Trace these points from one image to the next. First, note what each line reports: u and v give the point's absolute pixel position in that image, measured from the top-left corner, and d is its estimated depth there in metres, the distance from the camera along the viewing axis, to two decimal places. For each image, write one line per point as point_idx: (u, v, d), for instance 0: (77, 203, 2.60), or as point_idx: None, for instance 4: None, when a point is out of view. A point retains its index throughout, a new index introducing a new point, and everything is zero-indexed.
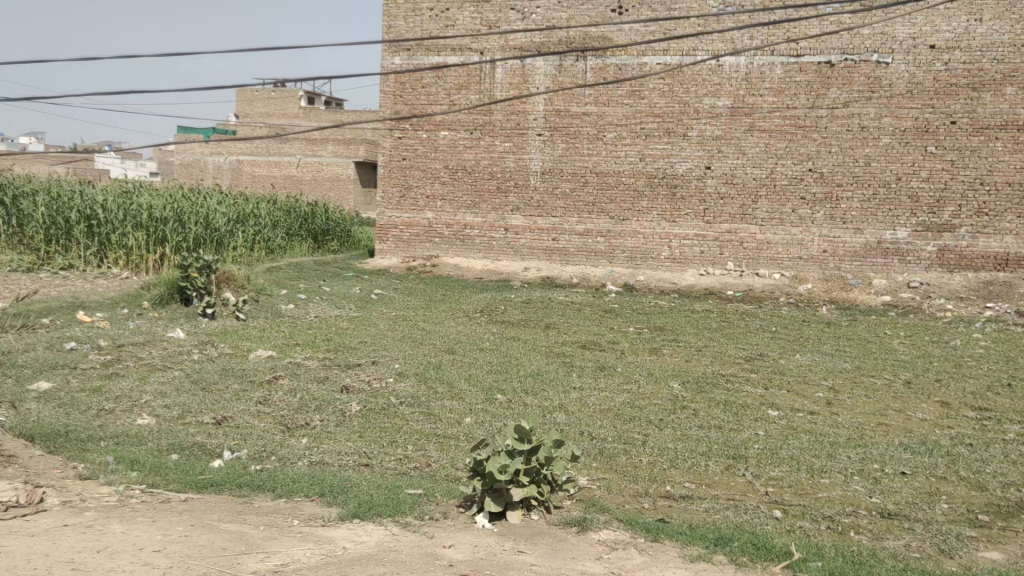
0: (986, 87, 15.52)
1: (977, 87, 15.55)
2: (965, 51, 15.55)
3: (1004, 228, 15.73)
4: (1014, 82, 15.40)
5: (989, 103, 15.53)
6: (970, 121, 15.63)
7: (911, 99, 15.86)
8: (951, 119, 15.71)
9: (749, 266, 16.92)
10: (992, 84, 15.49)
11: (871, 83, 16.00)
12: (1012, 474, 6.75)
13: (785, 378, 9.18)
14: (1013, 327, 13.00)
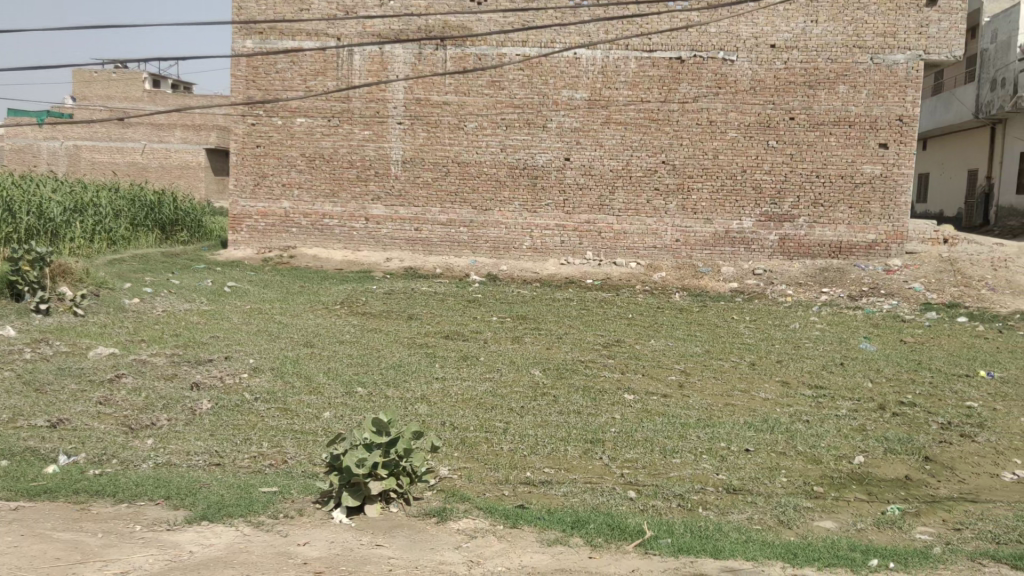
0: (821, 85, 16.54)
1: (812, 85, 16.56)
2: (802, 51, 16.54)
3: (838, 218, 16.83)
4: (846, 81, 16.48)
5: (824, 101, 16.57)
6: (807, 118, 16.63)
7: (755, 96, 16.72)
8: (790, 115, 16.67)
9: (607, 256, 17.41)
10: (826, 82, 16.53)
11: (718, 79, 16.77)
12: (844, 447, 7.26)
13: (641, 363, 9.51)
14: (845, 311, 13.96)
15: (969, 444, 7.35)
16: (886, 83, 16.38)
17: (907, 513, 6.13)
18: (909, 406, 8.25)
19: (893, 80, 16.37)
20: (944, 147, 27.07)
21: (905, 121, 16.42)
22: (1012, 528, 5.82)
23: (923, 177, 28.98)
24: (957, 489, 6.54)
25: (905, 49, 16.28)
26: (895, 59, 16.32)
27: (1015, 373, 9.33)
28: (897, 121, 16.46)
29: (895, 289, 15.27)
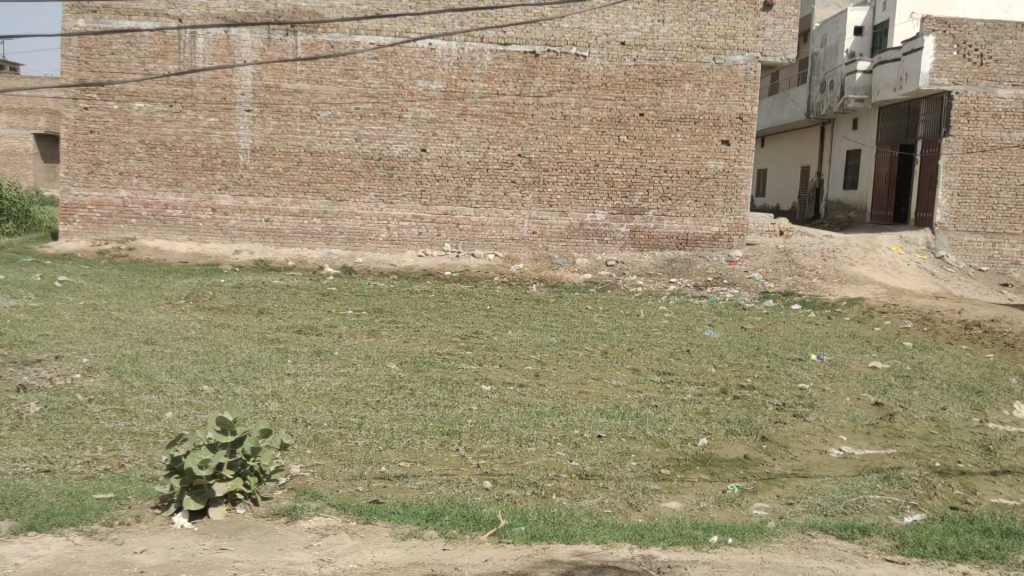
0: (668, 83, 17.20)
1: (660, 83, 17.19)
2: (650, 50, 17.14)
3: (684, 211, 17.55)
4: (691, 80, 17.20)
5: (671, 98, 17.23)
6: (656, 114, 17.25)
7: (606, 91, 17.18)
8: (640, 111, 17.25)
9: (464, 248, 17.45)
10: (673, 80, 17.20)
11: (571, 74, 17.12)
12: (689, 430, 7.59)
13: (498, 354, 9.59)
14: (691, 300, 14.58)
15: (801, 423, 7.86)
16: (728, 83, 17.23)
17: (745, 491, 6.48)
18: (748, 389, 8.73)
19: (734, 80, 17.24)
20: (779, 144, 28.76)
21: (745, 119, 17.32)
22: (837, 501, 6.28)
23: (761, 172, 30.70)
24: (790, 466, 6.98)
25: (744, 50, 17.17)
26: (735, 60, 17.19)
27: (841, 356, 10.06)
28: (738, 119, 17.34)
29: (737, 278, 16.11)
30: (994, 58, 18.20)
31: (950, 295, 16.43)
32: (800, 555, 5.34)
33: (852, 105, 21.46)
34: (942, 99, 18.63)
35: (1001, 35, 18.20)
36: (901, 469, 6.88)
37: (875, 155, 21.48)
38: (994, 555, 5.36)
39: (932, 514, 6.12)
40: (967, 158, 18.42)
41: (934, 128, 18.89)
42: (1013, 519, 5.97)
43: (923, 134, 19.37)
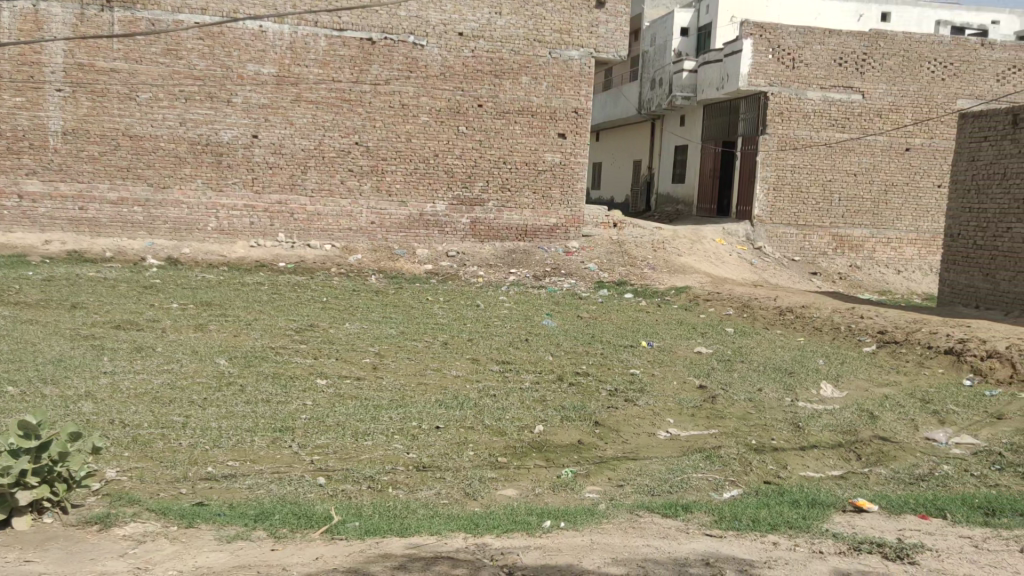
0: (505, 75, 17.39)
1: (498, 75, 17.36)
2: (488, 41, 17.27)
3: (523, 202, 17.83)
4: (528, 73, 17.47)
5: (509, 90, 17.44)
6: (494, 106, 17.41)
7: (444, 81, 17.18)
8: (478, 102, 17.35)
9: (300, 238, 16.97)
10: (511, 72, 17.41)
11: (408, 63, 17.01)
12: (526, 418, 7.73)
13: (334, 347, 9.39)
14: (530, 290, 14.85)
15: (632, 407, 8.17)
16: (563, 77, 17.63)
17: (579, 475, 6.67)
18: (583, 376, 9.00)
19: (570, 74, 17.66)
20: (613, 140, 29.75)
21: (580, 113, 17.78)
22: (663, 481, 6.58)
23: (596, 166, 31.67)
24: (621, 449, 7.25)
25: (578, 46, 17.62)
26: (570, 55, 17.60)
27: (669, 342, 10.54)
28: (573, 113, 17.77)
29: (574, 269, 16.58)
30: (804, 62, 19.65)
31: (766, 283, 17.64)
32: (627, 534, 5.55)
33: (680, 103, 22.45)
34: (759, 99, 19.88)
35: (810, 41, 19.67)
36: (722, 447, 7.30)
37: (701, 151, 22.65)
38: (801, 524, 5.77)
39: (748, 489, 6.53)
40: (782, 156, 19.80)
41: (753, 126, 20.11)
42: (817, 490, 6.47)
43: (743, 132, 20.58)
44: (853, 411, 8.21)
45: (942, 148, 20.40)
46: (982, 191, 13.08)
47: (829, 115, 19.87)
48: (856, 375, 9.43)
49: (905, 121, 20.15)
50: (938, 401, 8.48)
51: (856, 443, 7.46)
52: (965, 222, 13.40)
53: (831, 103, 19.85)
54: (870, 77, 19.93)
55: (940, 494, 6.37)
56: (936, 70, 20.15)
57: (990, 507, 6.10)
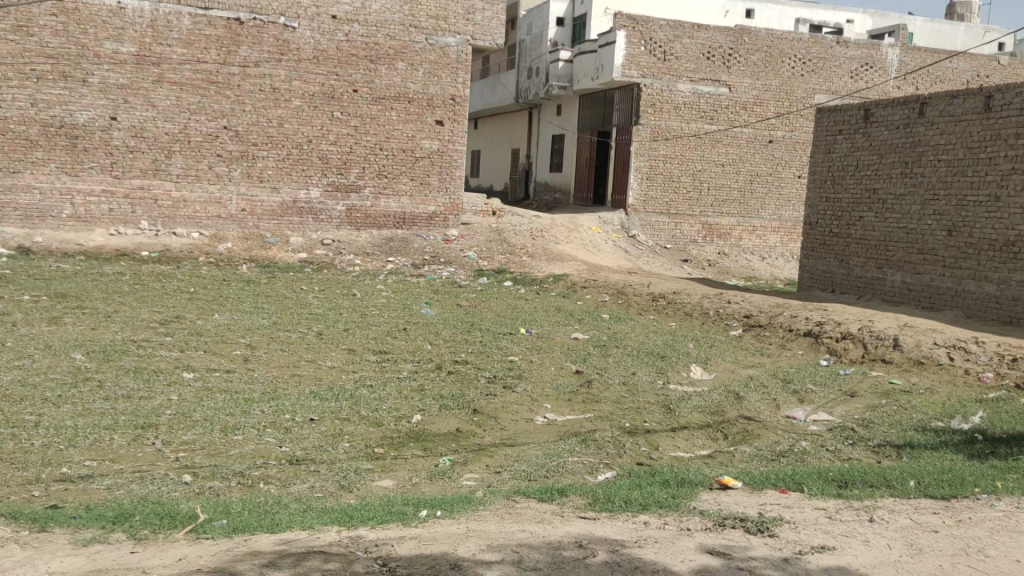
0: (381, 60, 17.15)
1: (373, 60, 17.10)
2: (362, 25, 16.98)
3: (400, 189, 17.66)
4: (404, 59, 17.30)
5: (384, 76, 17.21)
6: (370, 92, 17.15)
7: (317, 65, 16.78)
8: (353, 87, 17.04)
9: (165, 225, 16.21)
10: (386, 58, 17.19)
11: (279, 45, 16.51)
12: (403, 408, 7.66)
13: (202, 339, 9.03)
14: (408, 279, 14.75)
15: (510, 394, 8.24)
16: (440, 64, 17.54)
17: (456, 464, 6.67)
18: (462, 364, 9.00)
19: (446, 61, 17.59)
20: (492, 127, 29.81)
21: (457, 101, 17.73)
22: (540, 466, 6.67)
23: (475, 153, 31.71)
24: (498, 436, 7.29)
25: (454, 33, 17.55)
26: (446, 42, 17.53)
27: (547, 329, 10.68)
28: (450, 100, 17.71)
29: (453, 257, 16.59)
30: (674, 55, 20.24)
31: (640, 270, 18.19)
32: (503, 521, 5.58)
33: (556, 93, 22.65)
34: (633, 90, 20.32)
35: (680, 34, 20.27)
36: (596, 431, 7.45)
37: (577, 140, 23.00)
38: (671, 503, 5.96)
39: (622, 471, 6.69)
40: (654, 146, 20.37)
41: (626, 116, 20.55)
42: (686, 470, 6.71)
43: (617, 122, 21.01)
44: (720, 392, 8.56)
45: (801, 141, 21.52)
46: (837, 181, 13.84)
47: (698, 107, 20.59)
48: (723, 357, 9.83)
49: (767, 114, 21.13)
50: (797, 381, 8.96)
51: (723, 423, 7.77)
52: (822, 211, 14.18)
53: (700, 96, 20.56)
54: (735, 72, 20.76)
55: (799, 470, 6.72)
56: (796, 66, 21.21)
57: (844, 480, 6.48)
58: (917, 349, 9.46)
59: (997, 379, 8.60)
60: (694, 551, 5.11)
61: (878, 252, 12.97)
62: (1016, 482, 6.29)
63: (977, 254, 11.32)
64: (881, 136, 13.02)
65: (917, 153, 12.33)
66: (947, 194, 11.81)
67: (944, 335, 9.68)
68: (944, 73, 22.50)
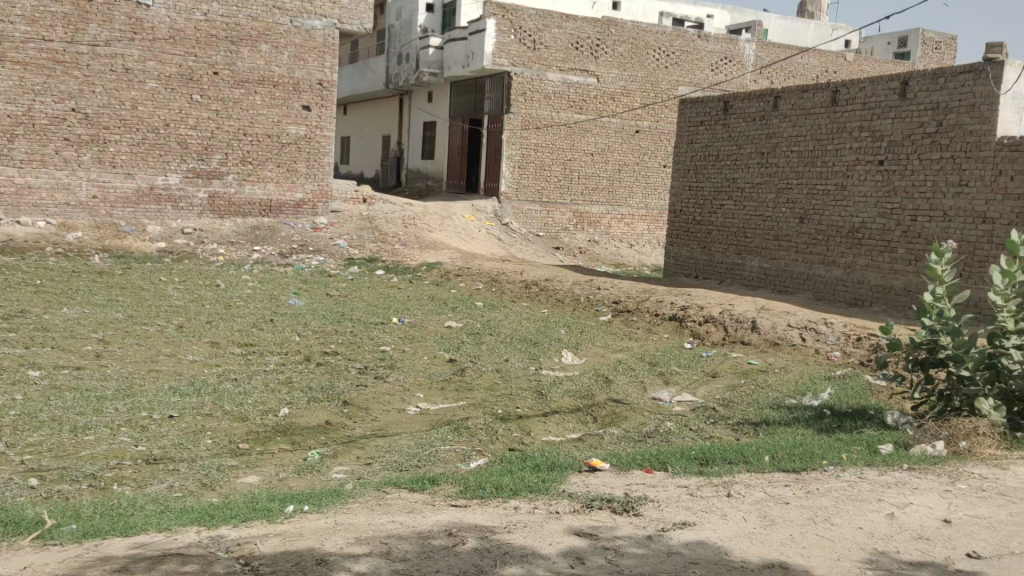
0: (242, 42, 16.57)
1: (234, 41, 16.49)
2: (222, 5, 16.35)
3: (266, 176, 17.11)
4: (268, 41, 16.78)
5: (246, 58, 16.63)
6: (231, 74, 16.53)
7: (174, 46, 16.04)
8: (213, 69, 16.38)
9: (7, 214, 15.10)
10: (248, 39, 16.62)
11: (132, 23, 15.68)
12: (270, 402, 7.45)
13: (49, 334, 8.49)
14: (275, 268, 14.35)
15: (381, 384, 8.15)
16: (306, 47, 17.10)
17: (325, 457, 6.54)
18: (331, 355, 8.82)
19: (312, 45, 17.17)
20: (361, 112, 29.24)
21: (325, 85, 17.32)
22: (411, 456, 6.63)
23: (344, 139, 31.01)
24: (369, 427, 7.20)
25: (321, 16, 17.13)
26: (312, 25, 17.11)
27: (420, 318, 10.62)
28: (317, 85, 17.29)
29: (322, 246, 16.27)
30: (543, 45, 20.47)
31: (512, 258, 18.41)
32: (372, 513, 5.50)
33: (426, 79, 22.58)
34: (503, 78, 20.41)
35: (549, 24, 20.49)
36: (469, 419, 7.47)
37: (449, 127, 22.91)
38: (540, 488, 6.05)
39: (493, 458, 6.73)
40: (525, 134, 20.58)
41: (497, 104, 20.61)
42: (556, 454, 6.83)
43: (488, 110, 21.05)
44: (590, 376, 8.75)
45: (667, 131, 22.25)
46: (699, 171, 14.37)
47: (568, 97, 20.91)
48: (593, 342, 10.05)
49: (634, 105, 21.70)
50: (663, 364, 9.27)
51: (592, 407, 7.95)
52: (685, 199, 14.70)
53: (569, 86, 20.89)
54: (603, 63, 21.20)
55: (663, 450, 6.95)
56: (660, 58, 21.87)
57: (705, 458, 6.75)
58: (773, 331, 9.96)
59: (844, 357, 9.18)
60: (562, 533, 5.19)
61: (738, 239, 13.57)
62: (860, 454, 6.70)
63: (826, 240, 12.02)
64: (739, 127, 13.59)
65: (772, 144, 12.94)
66: (799, 183, 12.47)
67: (796, 318, 10.24)
68: (796, 68, 23.74)
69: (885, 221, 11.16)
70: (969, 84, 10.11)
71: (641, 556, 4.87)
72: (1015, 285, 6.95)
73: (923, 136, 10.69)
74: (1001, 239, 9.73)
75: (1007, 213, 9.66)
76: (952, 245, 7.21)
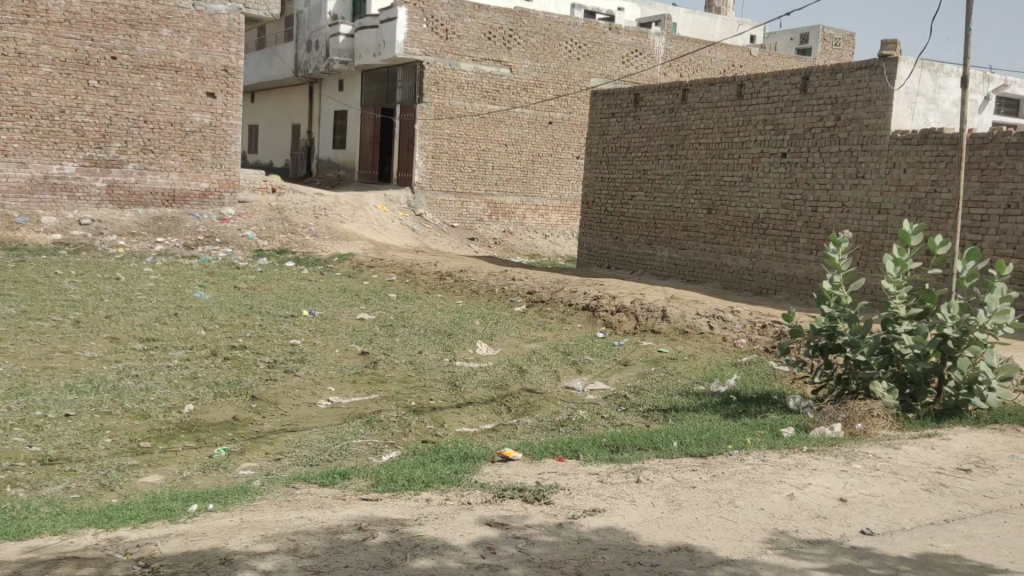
0: (142, 26, 15.98)
1: (134, 25, 15.90)
2: None
3: (169, 165, 16.57)
4: (169, 25, 16.22)
5: (147, 43, 16.05)
6: (131, 59, 15.93)
7: (70, 29, 15.37)
8: (111, 54, 15.75)
9: None
10: (148, 23, 16.04)
11: (24, 6, 14.98)
12: (174, 398, 7.23)
13: None
14: (178, 260, 13.93)
15: (290, 378, 8.00)
16: (209, 32, 16.59)
17: (231, 454, 6.37)
18: (239, 349, 8.61)
19: (216, 30, 16.67)
20: (268, 100, 28.50)
21: (230, 72, 16.83)
22: (322, 451, 6.51)
23: (251, 128, 30.13)
24: (278, 422, 7.06)
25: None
26: (216, 9, 16.64)
27: (331, 310, 10.46)
28: (222, 71, 16.80)
29: (229, 237, 15.87)
30: (456, 34, 20.37)
31: (425, 248, 18.33)
32: (280, 509, 5.38)
33: (337, 67, 22.12)
34: (415, 68, 20.23)
35: (461, 13, 20.41)
36: (381, 412, 7.40)
37: (360, 117, 22.59)
38: (453, 479, 6.04)
39: (405, 450, 6.68)
40: (438, 124, 20.49)
41: (410, 94, 20.42)
42: (470, 445, 6.82)
43: (400, 99, 20.85)
44: (504, 367, 8.79)
45: (579, 123, 22.47)
46: (612, 162, 14.55)
47: (481, 87, 20.90)
48: (508, 333, 10.08)
49: (547, 96, 21.85)
50: (577, 353, 9.36)
51: (506, 397, 7.98)
52: (598, 190, 14.87)
53: (482, 76, 20.86)
54: (516, 53, 21.25)
55: (575, 438, 7.03)
56: (572, 50, 22.06)
57: (616, 445, 6.85)
58: (682, 320, 10.17)
59: (750, 344, 9.46)
60: (474, 524, 5.19)
61: (649, 230, 13.81)
62: (764, 437, 6.91)
63: (733, 231, 12.34)
64: (649, 120, 13.82)
65: (681, 136, 13.20)
66: (707, 175, 12.77)
67: (704, 307, 10.50)
68: (704, 61, 24.28)
69: (788, 212, 11.53)
70: (865, 80, 10.51)
71: (552, 544, 4.91)
72: (906, 273, 7.25)
73: (822, 129, 11.08)
74: (896, 229, 10.18)
75: (901, 204, 10.12)
76: (849, 235, 7.47)
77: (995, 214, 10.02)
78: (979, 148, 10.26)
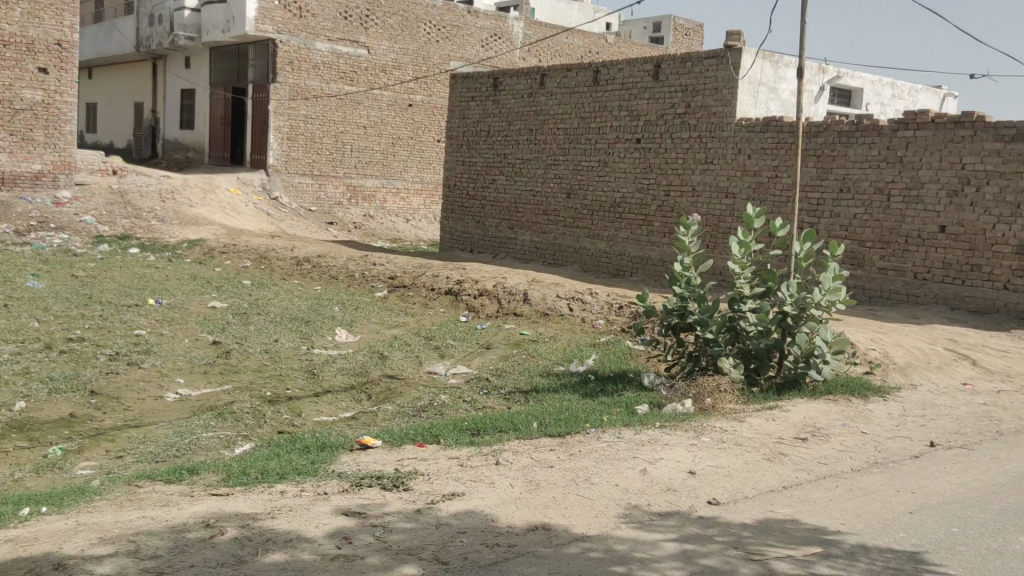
0: None
1: None
2: None
3: None
4: None
5: None
6: None
7: None
8: None
9: None
10: None
11: None
12: (2, 396, 6.71)
13: None
14: (9, 248, 12.94)
15: (135, 370, 7.59)
16: (40, 3, 15.46)
17: (69, 452, 5.98)
18: (76, 342, 8.08)
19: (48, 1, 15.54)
20: (107, 77, 26.82)
21: (64, 46, 15.73)
22: (169, 446, 6.20)
23: (89, 106, 28.21)
24: (121, 417, 6.68)
25: None
26: None
27: (180, 299, 9.99)
28: (55, 45, 15.67)
29: (65, 223, 14.89)
30: (310, 13, 19.79)
31: (281, 233, 17.83)
32: (122, 509, 5.08)
33: (183, 44, 21.11)
34: (267, 46, 19.53)
35: None
36: (234, 403, 7.13)
37: (210, 97, 21.60)
38: (309, 470, 5.88)
39: (260, 442, 6.46)
40: (293, 105, 19.88)
41: (262, 73, 19.74)
42: (328, 434, 6.67)
43: (252, 79, 20.10)
44: (364, 354, 8.65)
45: (439, 106, 22.44)
46: (472, 146, 14.55)
47: (338, 68, 20.42)
48: (368, 319, 9.93)
49: (405, 78, 21.63)
50: (438, 338, 9.33)
51: (366, 384, 7.86)
52: (458, 173, 14.84)
53: (339, 56, 20.39)
54: (373, 34, 20.90)
55: (437, 423, 7.00)
56: (430, 32, 21.91)
57: (477, 428, 6.88)
58: (542, 302, 10.32)
59: (607, 325, 9.71)
60: (330, 515, 5.06)
61: (510, 213, 13.94)
62: (619, 415, 7.11)
63: (590, 215, 12.62)
64: (509, 104, 13.89)
65: (540, 121, 13.35)
66: (565, 160, 12.98)
67: (564, 289, 10.69)
68: (561, 48, 24.66)
69: (642, 196, 11.89)
70: (713, 69, 10.95)
71: (410, 531, 4.87)
72: (750, 254, 7.60)
73: (674, 116, 11.46)
74: (742, 212, 10.69)
75: (746, 187, 10.64)
76: (698, 218, 7.77)
77: (830, 198, 10.66)
78: (815, 135, 10.89)
